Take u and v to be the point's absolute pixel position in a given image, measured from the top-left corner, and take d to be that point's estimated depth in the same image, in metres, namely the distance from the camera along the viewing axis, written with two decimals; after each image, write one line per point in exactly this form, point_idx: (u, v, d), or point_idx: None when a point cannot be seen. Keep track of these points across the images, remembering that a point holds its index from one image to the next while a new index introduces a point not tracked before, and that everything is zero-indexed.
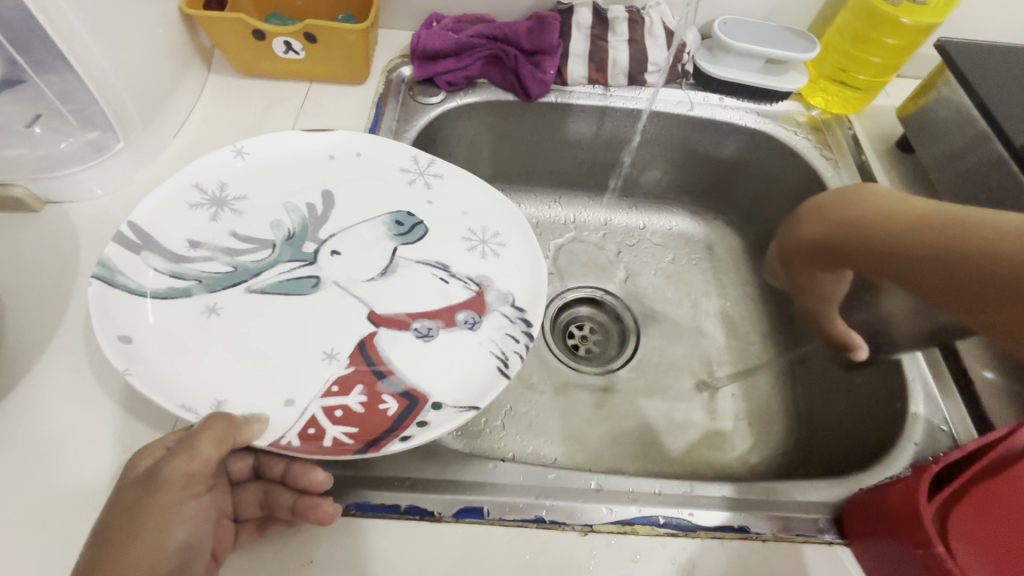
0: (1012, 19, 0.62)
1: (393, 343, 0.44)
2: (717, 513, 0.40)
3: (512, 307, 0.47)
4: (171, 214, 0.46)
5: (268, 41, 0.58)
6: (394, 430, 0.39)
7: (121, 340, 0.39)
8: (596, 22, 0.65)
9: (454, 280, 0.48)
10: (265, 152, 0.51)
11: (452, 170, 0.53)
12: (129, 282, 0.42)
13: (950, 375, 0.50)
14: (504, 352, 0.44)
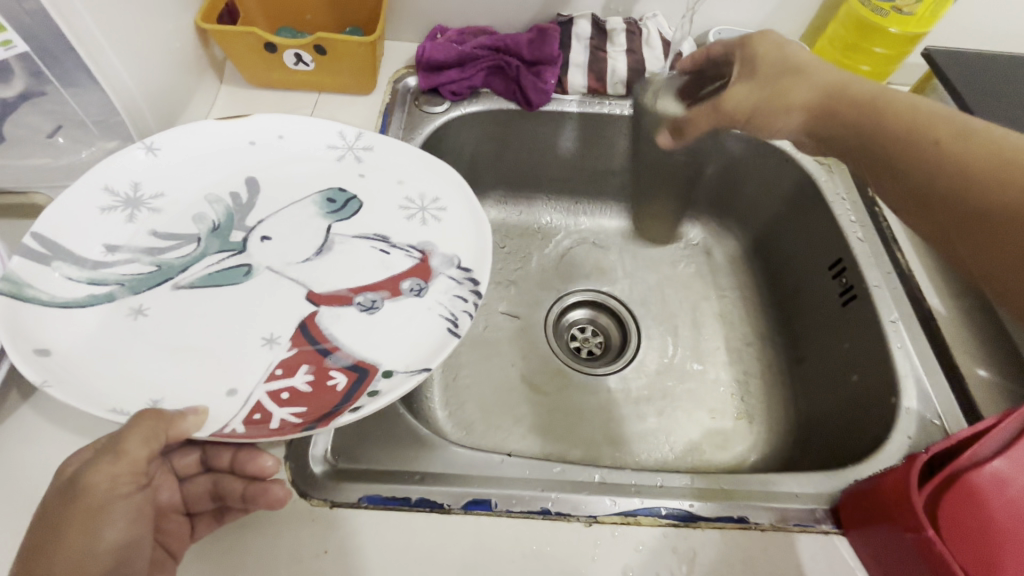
0: (999, 29, 0.65)
1: (335, 321, 0.45)
2: (717, 505, 0.42)
3: (458, 268, 0.48)
4: (81, 220, 0.45)
5: (279, 53, 0.60)
6: (345, 403, 0.39)
7: (38, 355, 0.38)
8: (594, 34, 0.68)
9: (394, 251, 0.50)
10: (174, 148, 0.50)
11: (380, 141, 0.54)
12: (41, 295, 0.41)
13: (943, 373, 0.51)
14: (453, 313, 0.45)
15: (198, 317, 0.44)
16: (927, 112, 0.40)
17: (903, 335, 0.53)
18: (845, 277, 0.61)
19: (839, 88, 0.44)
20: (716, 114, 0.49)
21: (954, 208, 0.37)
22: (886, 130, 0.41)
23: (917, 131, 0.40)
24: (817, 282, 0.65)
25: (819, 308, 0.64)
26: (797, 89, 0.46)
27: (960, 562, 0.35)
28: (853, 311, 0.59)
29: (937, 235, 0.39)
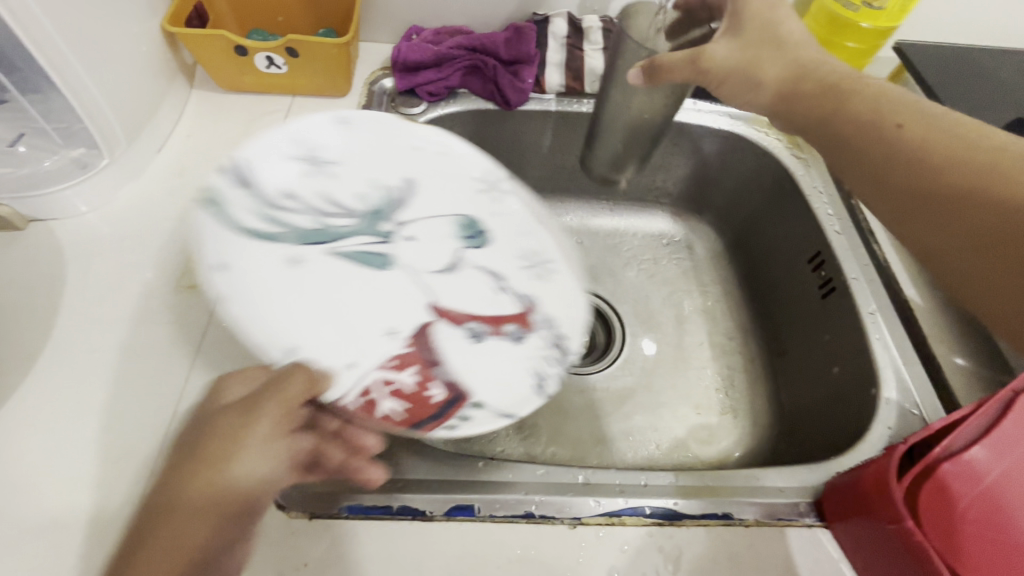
0: (967, 22, 0.65)
1: (447, 337, 0.44)
2: (703, 502, 0.42)
3: (552, 331, 0.46)
4: (267, 165, 0.47)
5: (250, 56, 0.59)
6: (437, 419, 0.41)
7: (218, 267, 0.43)
8: (571, 32, 0.68)
9: (505, 291, 0.47)
10: (372, 124, 0.50)
11: (521, 190, 0.52)
12: (219, 213, 0.44)
13: (920, 362, 0.52)
14: (543, 372, 0.44)
15: (352, 287, 0.45)
16: (894, 96, 0.40)
17: (881, 326, 0.54)
18: (825, 270, 0.61)
19: (801, 66, 0.43)
20: (695, 72, 0.43)
21: (915, 181, 0.37)
22: (847, 110, 0.40)
23: (876, 111, 0.39)
24: (796, 276, 0.66)
25: (800, 301, 0.65)
26: (768, 64, 0.44)
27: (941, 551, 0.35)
28: (833, 303, 0.59)
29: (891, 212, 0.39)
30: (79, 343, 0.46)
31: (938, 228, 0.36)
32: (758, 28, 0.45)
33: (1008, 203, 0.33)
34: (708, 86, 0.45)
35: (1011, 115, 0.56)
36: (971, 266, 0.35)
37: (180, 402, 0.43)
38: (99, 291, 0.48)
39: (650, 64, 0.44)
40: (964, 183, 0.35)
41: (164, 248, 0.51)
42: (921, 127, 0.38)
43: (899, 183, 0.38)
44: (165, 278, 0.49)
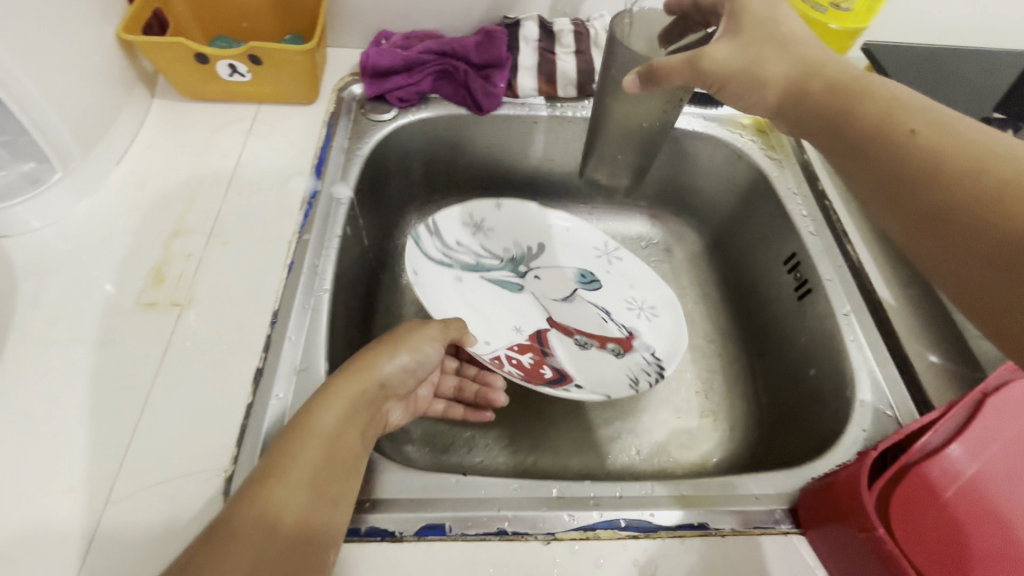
0: (935, 22, 0.66)
1: (560, 339, 0.64)
2: (677, 513, 0.41)
3: (651, 354, 0.62)
4: (447, 216, 0.68)
5: (211, 64, 0.57)
6: (550, 383, 0.58)
7: (414, 275, 0.61)
8: (542, 36, 0.67)
9: (611, 322, 0.66)
10: (513, 206, 0.72)
11: (630, 255, 0.71)
12: (422, 245, 0.65)
13: (894, 362, 0.52)
14: (635, 378, 0.59)
15: (507, 303, 0.67)
16: (921, 104, 0.33)
17: (855, 327, 0.54)
18: (800, 271, 0.61)
19: (808, 71, 0.38)
20: (691, 75, 0.40)
21: (915, 194, 0.31)
22: (860, 122, 0.34)
23: (891, 120, 0.33)
24: (772, 278, 0.66)
25: (776, 302, 0.65)
26: (771, 64, 0.38)
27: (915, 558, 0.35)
28: (808, 305, 0.59)
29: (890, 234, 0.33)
30: (28, 365, 0.43)
31: (932, 241, 0.30)
32: (759, 33, 0.40)
33: (1003, 222, 0.27)
34: (705, 89, 0.41)
35: (977, 114, 0.56)
36: (979, 286, 0.28)
37: (136, 425, 0.42)
38: (51, 311, 0.46)
39: (647, 69, 0.41)
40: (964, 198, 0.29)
41: (122, 264, 0.50)
42: (945, 137, 0.31)
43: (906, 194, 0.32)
44: (123, 296, 0.48)
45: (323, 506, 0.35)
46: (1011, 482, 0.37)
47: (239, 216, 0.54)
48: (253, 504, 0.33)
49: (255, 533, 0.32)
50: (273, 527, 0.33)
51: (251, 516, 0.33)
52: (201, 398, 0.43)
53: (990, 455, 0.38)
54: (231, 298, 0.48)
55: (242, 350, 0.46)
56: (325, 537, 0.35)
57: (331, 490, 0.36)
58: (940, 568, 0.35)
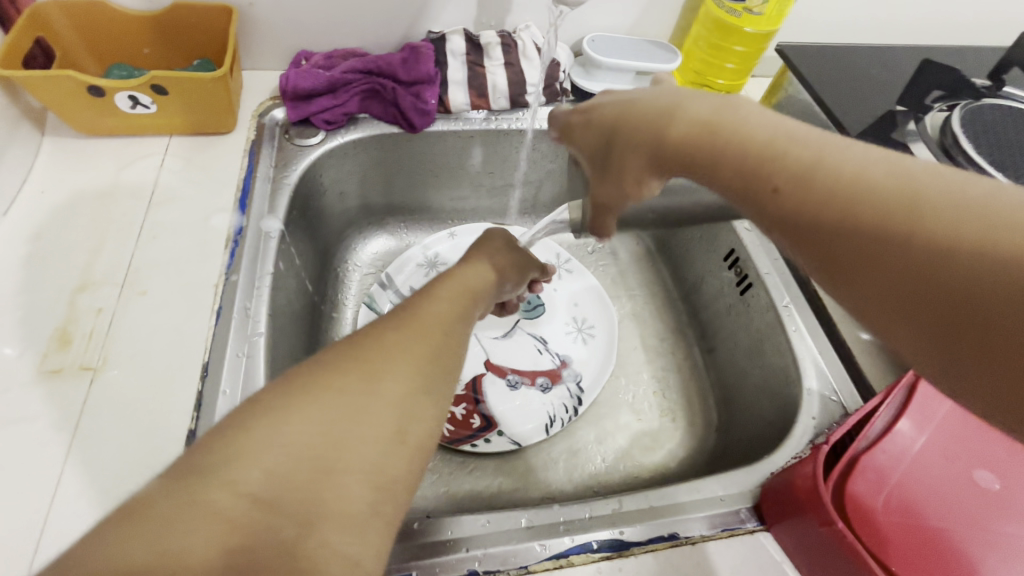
0: (840, 20, 0.69)
1: (493, 384, 0.67)
2: (647, 526, 0.41)
3: (577, 384, 0.67)
4: (400, 264, 0.72)
5: (108, 96, 0.52)
6: (474, 435, 0.62)
7: None
8: (470, 49, 0.65)
9: (547, 352, 0.70)
10: (466, 232, 0.76)
11: (580, 268, 0.77)
12: (377, 305, 0.68)
13: (833, 347, 0.54)
14: (554, 414, 0.65)
15: None
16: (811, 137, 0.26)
17: (796, 318, 0.56)
18: (740, 266, 0.63)
19: (669, 114, 0.29)
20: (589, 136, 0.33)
21: (859, 286, 0.23)
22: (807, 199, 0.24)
23: (758, 178, 0.25)
24: (714, 274, 0.68)
25: (719, 297, 0.67)
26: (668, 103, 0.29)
27: (888, 544, 0.35)
28: (750, 298, 0.61)
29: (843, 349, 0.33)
30: None
31: (916, 345, 0.23)
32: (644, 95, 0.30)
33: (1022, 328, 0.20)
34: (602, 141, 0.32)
35: (882, 108, 0.60)
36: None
37: (48, 514, 0.36)
38: None
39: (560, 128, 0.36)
40: (949, 301, 0.21)
41: (15, 329, 0.44)
42: (815, 196, 0.24)
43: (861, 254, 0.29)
44: (19, 365, 0.42)
45: (419, 410, 0.30)
46: (961, 457, 0.38)
47: (156, 260, 0.49)
48: (352, 377, 0.29)
49: (344, 410, 0.28)
50: (368, 409, 0.28)
51: (343, 391, 0.28)
52: (125, 472, 0.38)
53: (936, 431, 0.39)
54: (151, 354, 0.44)
55: (169, 412, 0.41)
56: (417, 444, 0.29)
57: (428, 394, 0.31)
58: (912, 550, 0.34)
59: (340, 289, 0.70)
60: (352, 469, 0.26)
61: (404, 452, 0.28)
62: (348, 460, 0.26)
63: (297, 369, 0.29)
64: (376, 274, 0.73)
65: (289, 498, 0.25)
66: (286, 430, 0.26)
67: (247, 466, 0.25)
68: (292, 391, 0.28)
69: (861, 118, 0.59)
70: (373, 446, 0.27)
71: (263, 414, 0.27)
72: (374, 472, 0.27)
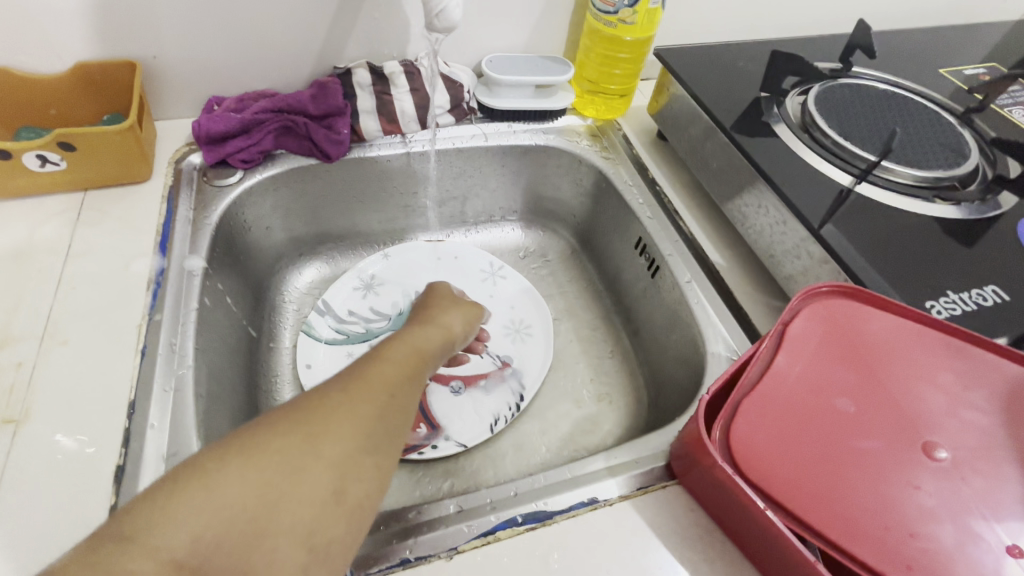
0: (708, 23, 0.77)
1: (436, 393, 0.70)
2: (568, 495, 0.44)
3: (518, 381, 0.71)
4: (336, 288, 0.74)
5: (16, 158, 0.53)
6: (421, 443, 0.65)
7: (307, 367, 0.67)
8: (376, 79, 0.69)
9: (487, 354, 0.74)
10: (400, 252, 0.79)
11: (513, 273, 0.81)
12: (316, 332, 0.70)
13: (733, 313, 0.59)
14: (498, 413, 0.68)
15: None
16: None
17: (698, 291, 0.61)
18: (648, 252, 0.68)
19: None
20: None
21: None
22: None
23: None
24: (630, 263, 0.73)
25: (636, 282, 0.72)
26: None
27: (780, 481, 0.37)
28: (660, 280, 0.66)
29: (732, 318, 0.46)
30: None
31: None
32: None
33: None
34: None
35: (750, 96, 0.67)
36: None
37: None
38: None
39: None
40: None
41: None
42: None
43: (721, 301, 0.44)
44: None
45: (353, 475, 0.32)
46: (832, 388, 0.41)
47: (79, 310, 0.50)
48: (290, 443, 0.31)
49: (277, 474, 0.30)
50: (302, 473, 0.31)
51: (279, 458, 0.31)
52: (57, 515, 0.39)
53: (806, 367, 0.42)
54: (77, 401, 0.45)
55: (100, 451, 0.42)
56: (350, 508, 0.32)
57: (365, 458, 0.33)
58: (798, 480, 0.37)
59: (277, 320, 0.72)
60: (281, 534, 0.29)
61: (335, 515, 0.31)
62: (278, 525, 0.29)
63: (239, 431, 0.32)
64: (313, 301, 0.75)
65: (213, 562, 0.28)
66: (215, 497, 0.29)
67: (177, 532, 0.27)
68: (225, 457, 0.30)
69: (733, 107, 0.65)
70: (305, 510, 0.30)
71: (195, 479, 0.29)
72: (300, 535, 0.30)
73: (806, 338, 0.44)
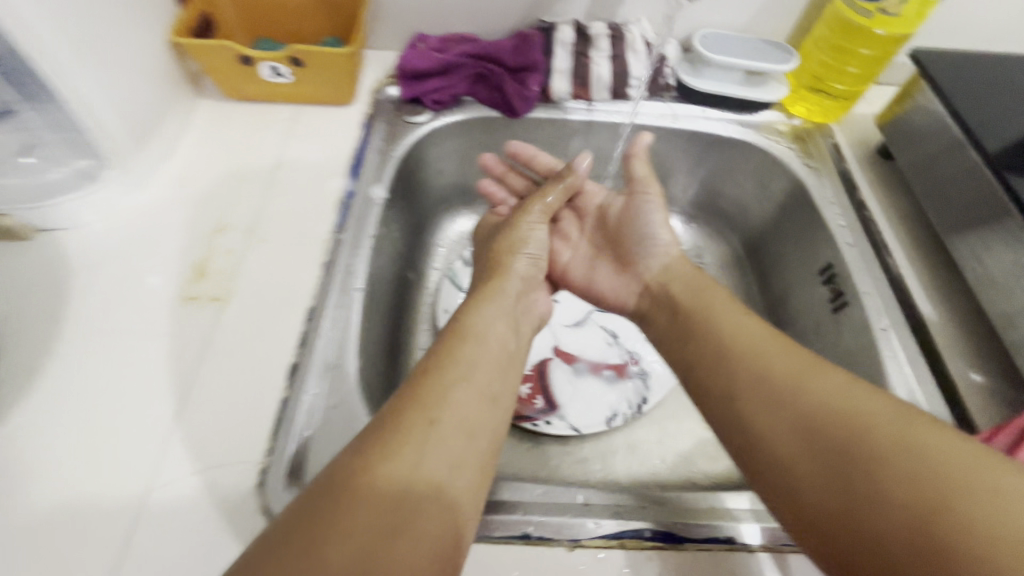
0: (981, 27, 0.64)
1: (559, 369, 0.69)
2: (705, 526, 0.41)
3: (643, 381, 0.68)
4: None
5: (255, 65, 0.59)
6: (536, 415, 0.64)
7: (445, 312, 0.68)
8: (578, 39, 0.66)
9: (617, 346, 0.71)
10: None
11: None
12: (459, 282, 0.71)
13: (934, 379, 0.50)
14: (617, 409, 0.65)
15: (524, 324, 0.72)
16: None
17: (895, 343, 0.52)
18: (836, 283, 0.59)
19: None
20: None
21: None
22: None
23: None
24: (806, 289, 0.65)
25: (806, 312, 0.64)
26: None
27: None
28: (845, 318, 0.58)
29: (726, 390, 0.40)
30: (82, 357, 0.45)
31: None
32: None
33: None
34: None
35: None
36: None
37: (179, 416, 0.43)
38: (100, 302, 0.48)
39: None
40: None
41: (166, 260, 0.51)
42: None
43: (709, 387, 0.41)
44: (166, 289, 0.49)
45: (460, 463, 0.33)
46: None
47: (278, 214, 0.55)
48: (403, 454, 0.31)
49: (402, 486, 0.30)
50: (421, 474, 0.31)
51: (399, 471, 0.30)
52: (238, 393, 0.44)
53: (841, 417, 0.34)
54: (267, 295, 0.50)
55: (280, 345, 0.47)
56: (441, 519, 0.30)
57: (468, 450, 0.34)
58: None
59: (427, 261, 0.74)
60: (420, 535, 0.29)
61: (430, 537, 0.29)
62: (416, 530, 0.29)
63: (350, 453, 0.31)
64: (460, 251, 0.76)
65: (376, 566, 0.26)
66: (357, 510, 0.28)
67: (337, 542, 0.26)
68: (352, 475, 0.30)
69: (1009, 132, 0.52)
70: (398, 543, 0.28)
71: (348, 493, 0.29)
72: (436, 531, 0.29)
73: (828, 394, 0.35)
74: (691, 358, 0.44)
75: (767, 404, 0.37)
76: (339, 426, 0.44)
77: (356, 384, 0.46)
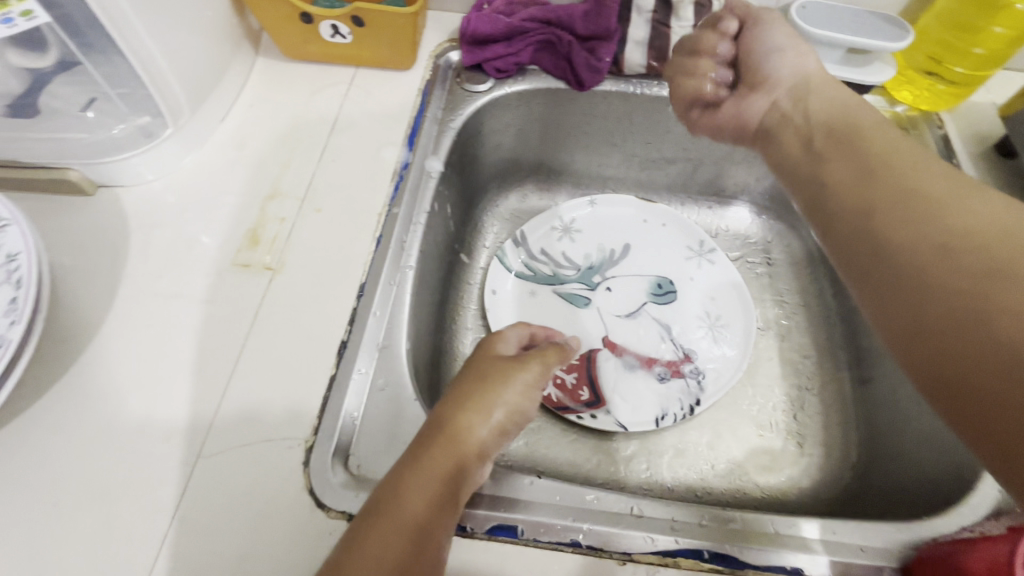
0: None
1: (607, 361, 0.65)
2: (770, 553, 0.38)
3: (697, 382, 0.63)
4: (536, 223, 0.71)
5: (316, 24, 0.56)
6: (581, 407, 0.61)
7: (492, 293, 0.66)
8: (659, 5, 0.60)
9: (671, 342, 0.66)
10: (609, 202, 0.74)
11: (724, 259, 0.70)
12: (508, 262, 0.69)
13: None
14: (666, 408, 0.61)
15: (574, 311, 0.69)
16: None
17: None
18: None
19: None
20: None
21: None
22: None
23: None
24: None
25: None
26: None
27: None
28: None
29: (860, 207, 0.36)
30: (135, 317, 0.45)
31: None
32: None
33: None
34: None
35: None
36: None
37: (227, 385, 0.42)
38: (155, 262, 0.48)
39: None
40: None
41: (220, 223, 0.51)
42: None
43: (837, 208, 0.37)
44: (220, 253, 0.49)
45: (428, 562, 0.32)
46: None
47: (332, 182, 0.53)
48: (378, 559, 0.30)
49: None
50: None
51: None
52: (286, 366, 0.43)
53: (996, 242, 0.29)
54: (317, 267, 0.48)
55: (329, 320, 0.46)
56: None
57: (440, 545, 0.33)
58: None
59: (478, 238, 0.71)
60: None
61: None
62: None
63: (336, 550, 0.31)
64: (511, 230, 0.73)
65: None
66: None
67: None
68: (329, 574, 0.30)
69: None
70: None
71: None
72: None
73: (987, 211, 0.31)
74: (822, 176, 0.39)
75: (910, 225, 0.33)
76: (386, 409, 0.42)
77: (403, 366, 0.44)
